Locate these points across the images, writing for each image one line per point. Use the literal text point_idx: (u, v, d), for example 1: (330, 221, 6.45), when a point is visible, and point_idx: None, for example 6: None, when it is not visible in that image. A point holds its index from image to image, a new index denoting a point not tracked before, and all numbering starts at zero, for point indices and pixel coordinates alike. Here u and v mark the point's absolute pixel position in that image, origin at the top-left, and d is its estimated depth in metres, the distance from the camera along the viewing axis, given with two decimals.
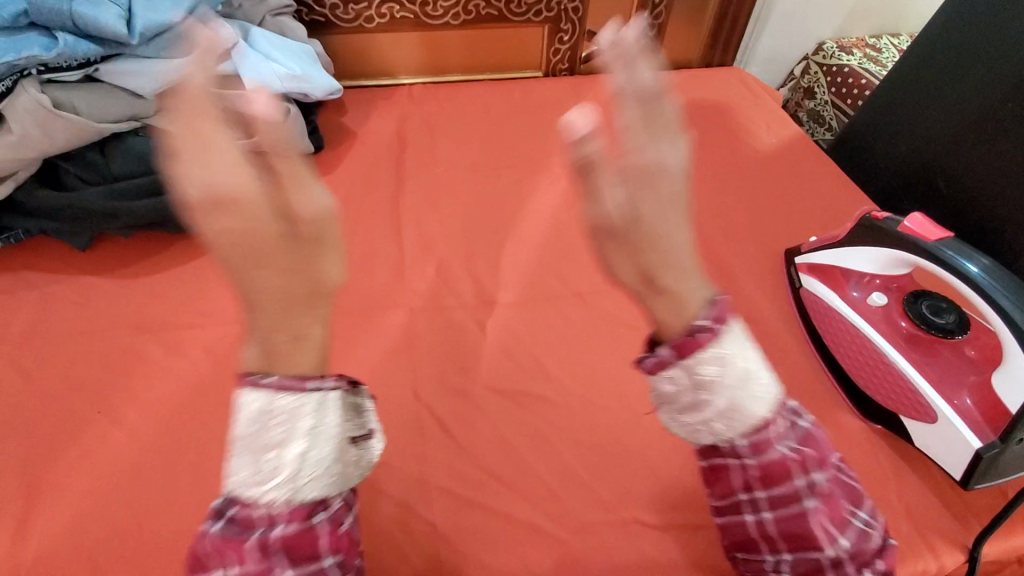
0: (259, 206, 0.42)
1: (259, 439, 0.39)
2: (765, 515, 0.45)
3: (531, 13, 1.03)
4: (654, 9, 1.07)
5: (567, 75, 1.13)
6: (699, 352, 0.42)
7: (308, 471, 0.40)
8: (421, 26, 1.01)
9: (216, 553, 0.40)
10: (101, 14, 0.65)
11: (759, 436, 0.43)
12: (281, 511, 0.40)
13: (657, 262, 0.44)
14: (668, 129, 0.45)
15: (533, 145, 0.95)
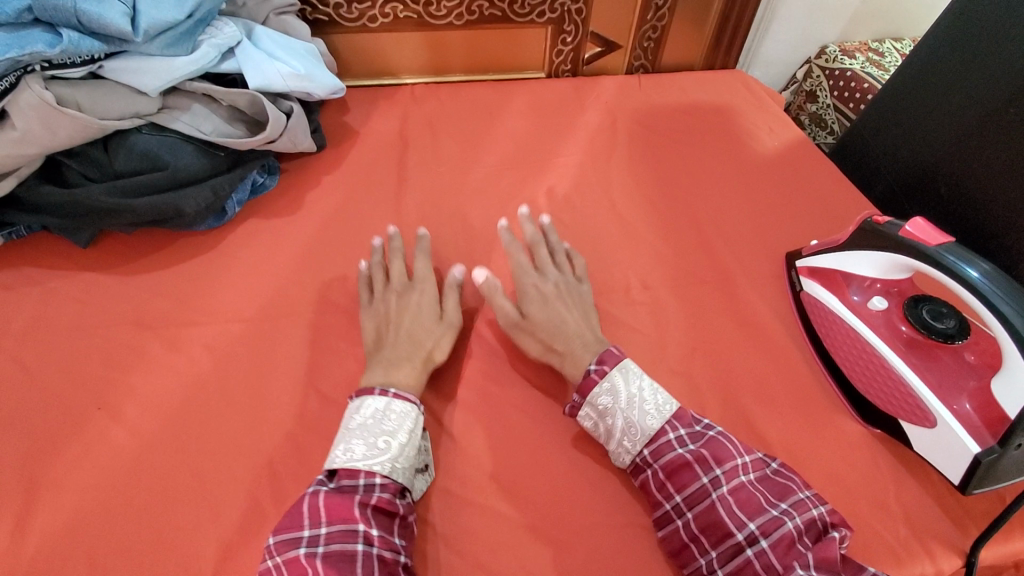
0: (408, 326, 0.66)
1: (374, 428, 0.56)
2: (685, 512, 0.54)
3: (535, 13, 1.03)
4: (658, 11, 1.06)
5: (569, 76, 1.13)
6: (595, 388, 0.60)
7: (402, 457, 0.55)
8: (424, 26, 1.01)
9: (322, 504, 0.51)
10: (105, 12, 0.64)
11: (659, 442, 0.57)
12: (379, 480, 0.54)
13: (561, 348, 0.64)
14: (553, 271, 0.73)
15: (534, 146, 0.95)
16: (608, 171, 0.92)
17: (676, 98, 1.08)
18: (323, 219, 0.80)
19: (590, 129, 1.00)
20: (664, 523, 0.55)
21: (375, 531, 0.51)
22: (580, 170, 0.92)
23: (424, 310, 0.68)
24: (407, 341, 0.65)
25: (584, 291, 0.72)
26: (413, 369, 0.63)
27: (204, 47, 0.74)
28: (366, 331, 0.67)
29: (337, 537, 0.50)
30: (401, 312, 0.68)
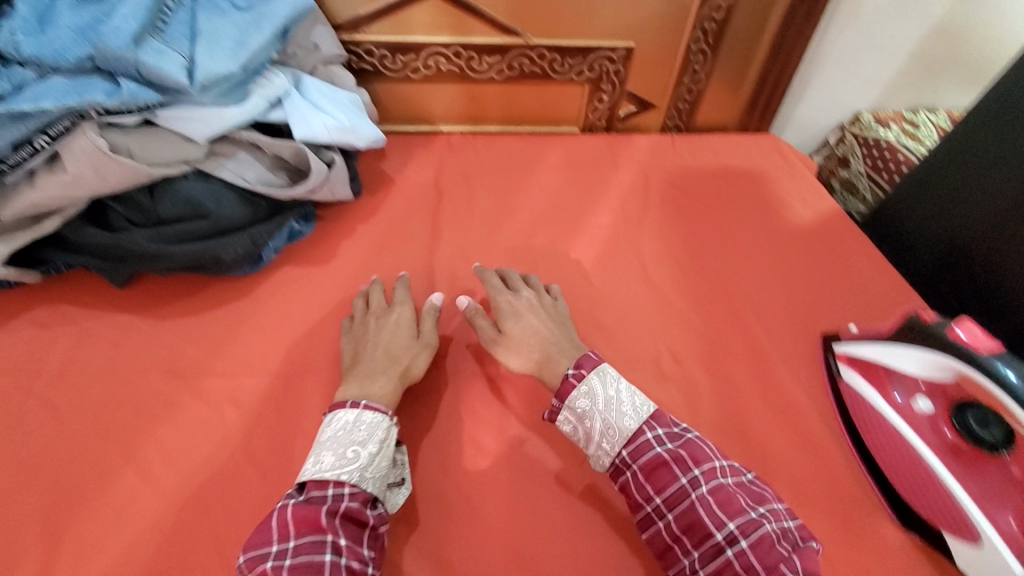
0: (379, 340, 0.68)
1: (343, 439, 0.58)
2: (665, 514, 0.57)
3: (574, 72, 1.04)
4: (695, 75, 1.07)
5: (603, 132, 1.14)
6: (573, 392, 0.63)
7: (371, 469, 0.56)
8: (464, 79, 1.03)
9: (291, 516, 0.52)
10: (163, 63, 0.66)
11: (636, 445, 0.60)
12: (347, 490, 0.55)
13: (544, 359, 0.68)
14: (524, 287, 0.76)
15: (567, 204, 0.96)
16: (641, 234, 0.91)
17: (709, 161, 1.09)
18: (356, 270, 0.80)
19: (623, 188, 1.00)
20: (646, 526, 0.58)
21: (343, 541, 0.52)
22: (612, 231, 0.92)
23: (397, 328, 0.70)
24: (384, 354, 0.67)
25: (559, 304, 0.75)
26: (390, 377, 0.65)
27: (254, 97, 0.76)
28: (344, 352, 0.68)
29: (304, 549, 0.50)
30: (379, 331, 0.69)
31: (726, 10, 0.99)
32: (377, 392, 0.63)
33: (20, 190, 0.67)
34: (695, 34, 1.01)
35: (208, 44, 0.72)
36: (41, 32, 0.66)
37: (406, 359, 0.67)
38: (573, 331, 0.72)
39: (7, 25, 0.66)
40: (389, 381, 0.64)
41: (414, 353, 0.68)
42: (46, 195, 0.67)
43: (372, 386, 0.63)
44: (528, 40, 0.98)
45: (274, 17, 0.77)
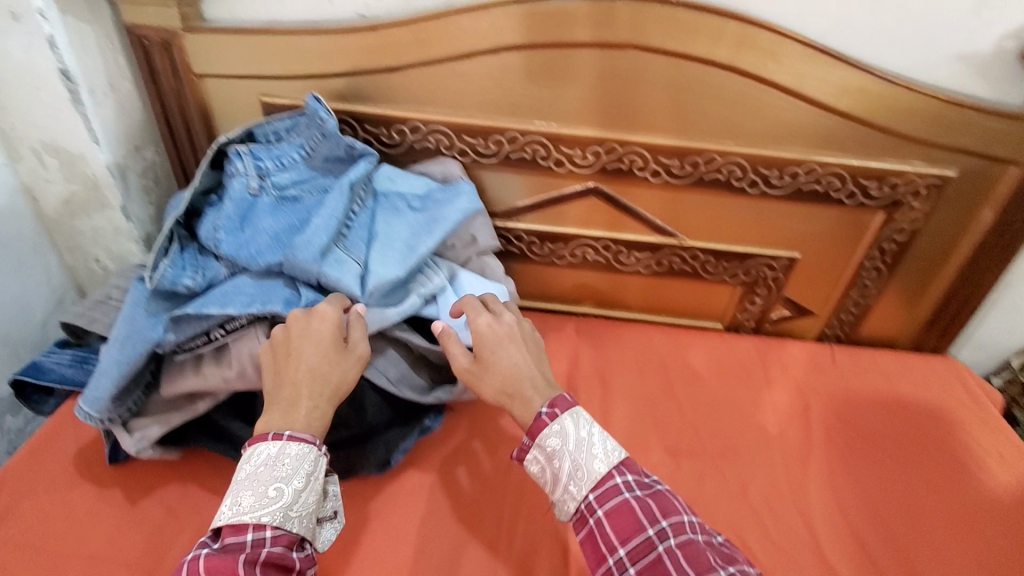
0: (306, 355, 0.62)
1: (264, 476, 0.56)
2: (630, 567, 0.54)
3: (727, 274, 0.98)
4: (863, 290, 0.98)
5: (750, 333, 1.04)
6: (544, 430, 0.61)
7: (297, 508, 0.55)
8: (609, 268, 1.00)
9: (204, 566, 0.50)
10: (343, 275, 0.70)
11: (603, 489, 0.58)
12: (270, 534, 0.53)
13: (514, 394, 0.65)
14: (502, 313, 0.72)
15: (713, 425, 0.85)
16: (806, 486, 0.79)
17: (875, 387, 0.95)
18: (485, 489, 0.74)
19: (778, 414, 0.88)
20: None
21: None
22: (768, 472, 0.80)
23: (324, 342, 0.63)
24: (315, 371, 0.61)
25: (536, 336, 0.73)
26: (324, 398, 0.60)
27: (412, 296, 0.75)
28: (269, 366, 0.63)
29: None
30: (306, 344, 0.62)
31: (909, 233, 0.91)
32: (309, 417, 0.59)
33: (183, 375, 0.69)
34: (871, 251, 0.93)
35: (382, 249, 0.75)
36: (239, 232, 0.72)
37: (339, 378, 0.62)
38: (547, 366, 0.70)
39: (212, 222, 0.72)
40: (324, 406, 0.60)
41: (349, 371, 0.63)
42: (205, 383, 0.68)
43: (300, 415, 0.59)
44: (683, 241, 0.94)
45: (445, 221, 0.80)
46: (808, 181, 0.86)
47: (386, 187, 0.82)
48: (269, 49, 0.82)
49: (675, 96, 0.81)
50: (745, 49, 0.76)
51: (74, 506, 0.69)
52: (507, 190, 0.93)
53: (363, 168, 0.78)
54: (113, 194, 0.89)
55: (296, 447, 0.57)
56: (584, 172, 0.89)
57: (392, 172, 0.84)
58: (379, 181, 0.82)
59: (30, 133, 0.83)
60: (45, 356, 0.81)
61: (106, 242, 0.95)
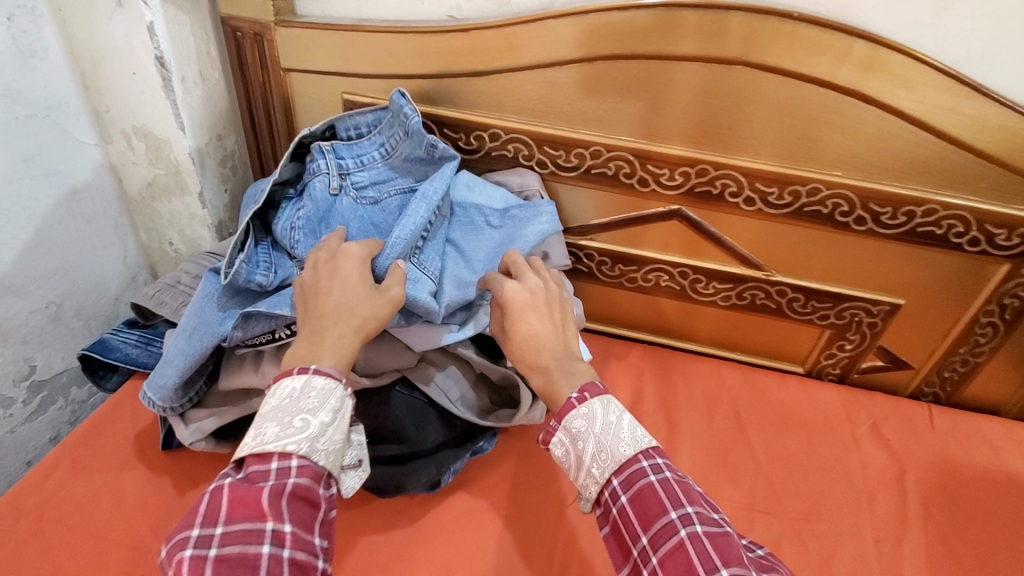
0: (330, 292, 0.60)
1: (290, 407, 0.52)
2: (653, 560, 0.49)
3: (816, 315, 0.89)
4: (975, 347, 0.87)
5: (835, 382, 0.95)
6: (571, 412, 0.57)
7: (323, 442, 0.51)
8: (684, 296, 0.93)
9: (226, 497, 0.47)
10: (419, 291, 0.65)
11: (627, 474, 0.53)
12: (295, 464, 0.49)
13: (546, 369, 0.62)
14: (523, 276, 0.68)
15: (792, 483, 0.77)
16: (900, 565, 0.69)
17: (981, 461, 0.84)
18: (536, 521, 0.69)
19: (868, 479, 0.79)
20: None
21: (287, 527, 0.47)
22: (854, 544, 0.71)
23: (350, 282, 0.61)
24: (340, 308, 0.59)
25: (563, 295, 0.69)
26: (349, 333, 0.58)
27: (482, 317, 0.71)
28: (297, 306, 0.62)
29: (236, 536, 0.45)
30: (331, 282, 0.61)
31: None
32: (340, 352, 0.57)
33: (245, 369, 0.67)
34: (989, 305, 0.83)
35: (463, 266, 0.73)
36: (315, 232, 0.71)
37: (362, 315, 0.59)
38: (574, 334, 0.66)
39: (289, 219, 0.71)
40: (351, 342, 0.58)
41: (373, 309, 0.60)
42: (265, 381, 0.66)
43: (326, 344, 0.57)
44: (771, 275, 0.87)
45: (525, 243, 0.75)
46: (925, 222, 0.78)
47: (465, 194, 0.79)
48: (356, 47, 0.81)
49: (784, 121, 0.74)
50: (870, 73, 0.69)
51: (124, 492, 0.68)
52: (582, 207, 0.88)
53: (445, 172, 0.74)
54: (193, 180, 0.90)
55: (323, 383, 0.54)
56: (671, 193, 0.83)
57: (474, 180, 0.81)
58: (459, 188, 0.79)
59: (124, 116, 0.86)
60: (113, 334, 0.82)
61: (180, 226, 0.96)
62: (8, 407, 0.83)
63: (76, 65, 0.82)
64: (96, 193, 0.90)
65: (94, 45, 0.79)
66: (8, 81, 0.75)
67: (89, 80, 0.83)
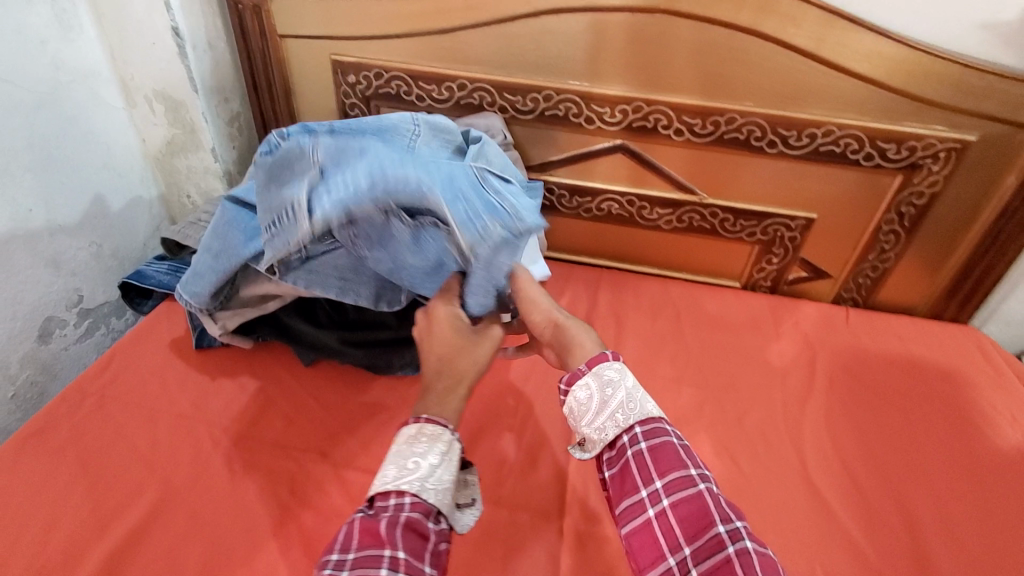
0: (433, 345, 0.61)
1: (404, 452, 0.52)
2: (665, 506, 0.49)
3: (745, 233, 1.04)
4: (881, 253, 1.01)
5: (767, 292, 1.10)
6: (604, 362, 0.57)
7: (435, 477, 0.50)
8: (632, 224, 1.08)
9: (349, 532, 0.47)
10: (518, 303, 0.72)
11: (652, 430, 0.53)
12: (408, 501, 0.48)
13: (573, 324, 0.64)
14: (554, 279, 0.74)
15: (717, 365, 0.92)
16: (802, 416, 0.83)
17: (891, 347, 0.97)
18: (501, 393, 0.84)
19: (784, 361, 0.93)
20: (633, 514, 0.50)
21: (402, 555, 0.45)
22: (765, 405, 0.85)
23: (449, 331, 0.62)
24: (442, 357, 0.60)
25: None
26: (455, 384, 0.58)
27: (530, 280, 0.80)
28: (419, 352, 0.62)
29: (361, 564, 0.44)
30: (431, 332, 0.63)
31: (928, 197, 0.93)
32: (444, 395, 0.57)
33: (262, 278, 0.79)
34: (889, 214, 0.97)
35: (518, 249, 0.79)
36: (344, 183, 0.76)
37: (460, 361, 0.59)
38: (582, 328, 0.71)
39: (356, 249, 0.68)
40: (456, 390, 0.57)
41: (473, 355, 0.60)
42: (280, 288, 0.79)
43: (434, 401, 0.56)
44: (703, 199, 1.01)
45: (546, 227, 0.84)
46: (826, 142, 0.91)
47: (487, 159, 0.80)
48: (341, 14, 0.96)
49: (701, 60, 0.88)
50: (767, 13, 0.83)
51: (165, 378, 0.82)
52: (540, 146, 1.03)
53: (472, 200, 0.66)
54: (206, 137, 1.05)
55: (432, 428, 0.53)
56: (612, 130, 0.97)
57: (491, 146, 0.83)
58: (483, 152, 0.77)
59: (144, 82, 1.01)
60: (148, 266, 0.97)
61: (196, 180, 1.11)
62: (62, 327, 0.98)
63: (104, 39, 0.97)
64: (123, 150, 1.05)
65: (120, 18, 0.94)
66: (54, 52, 0.90)
67: (116, 52, 0.98)
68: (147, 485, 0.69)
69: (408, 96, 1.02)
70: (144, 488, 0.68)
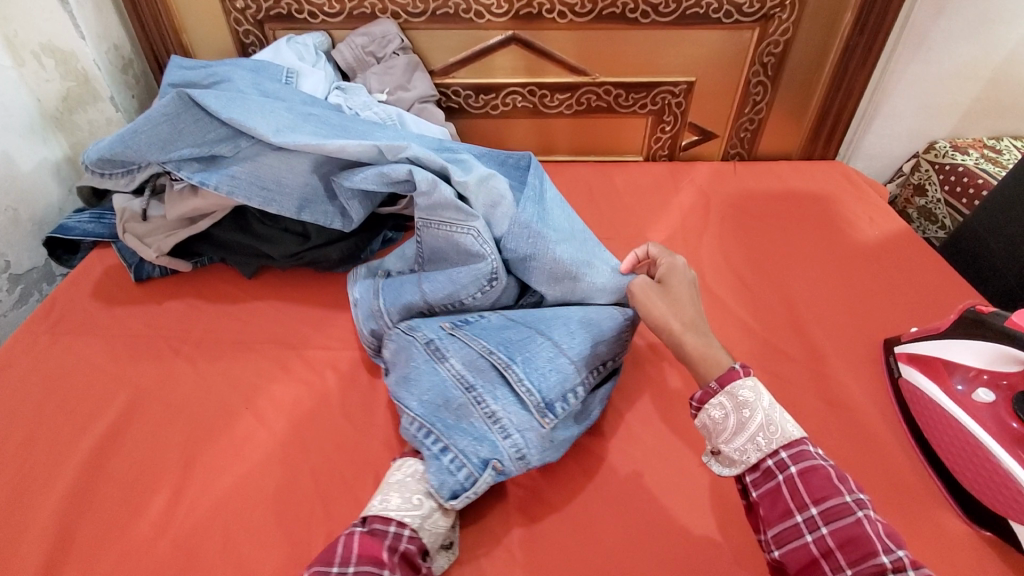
0: None
1: (412, 484, 0.57)
2: (825, 533, 0.48)
3: (637, 106, 1.14)
4: (755, 106, 1.15)
5: (666, 161, 1.23)
6: (738, 380, 0.55)
7: (430, 518, 0.55)
8: (537, 114, 1.16)
9: (355, 545, 0.51)
10: (546, 381, 0.63)
11: (801, 452, 0.52)
12: (407, 533, 0.54)
13: (693, 345, 0.61)
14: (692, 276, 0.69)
15: (626, 221, 1.03)
16: (700, 247, 0.96)
17: (771, 185, 1.11)
18: None
19: (683, 209, 1.05)
20: (789, 539, 0.49)
21: None
22: (669, 243, 0.97)
23: None
24: None
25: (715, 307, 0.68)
26: None
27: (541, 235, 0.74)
28: None
29: None
30: None
31: (783, 45, 1.06)
32: None
33: (186, 197, 0.84)
34: (754, 67, 1.09)
35: (535, 244, 0.73)
36: (299, 120, 0.81)
37: None
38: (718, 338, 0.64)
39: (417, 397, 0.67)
40: None
41: None
42: (206, 202, 0.83)
43: None
44: (595, 78, 1.10)
45: (553, 216, 0.78)
46: (689, 5, 1.01)
47: (542, 262, 0.73)
48: None
49: None
50: None
51: (112, 310, 0.85)
52: (437, 48, 1.08)
53: (466, 357, 0.65)
54: (101, 84, 1.04)
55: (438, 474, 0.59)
56: (501, 21, 1.03)
57: (531, 228, 0.73)
58: (547, 262, 0.72)
59: (30, 36, 0.91)
60: (68, 219, 0.95)
61: (99, 135, 1.06)
62: None
63: None
64: (15, 109, 0.90)
65: None
66: None
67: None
68: (116, 393, 0.73)
69: (299, 14, 1.05)
70: (113, 395, 0.73)
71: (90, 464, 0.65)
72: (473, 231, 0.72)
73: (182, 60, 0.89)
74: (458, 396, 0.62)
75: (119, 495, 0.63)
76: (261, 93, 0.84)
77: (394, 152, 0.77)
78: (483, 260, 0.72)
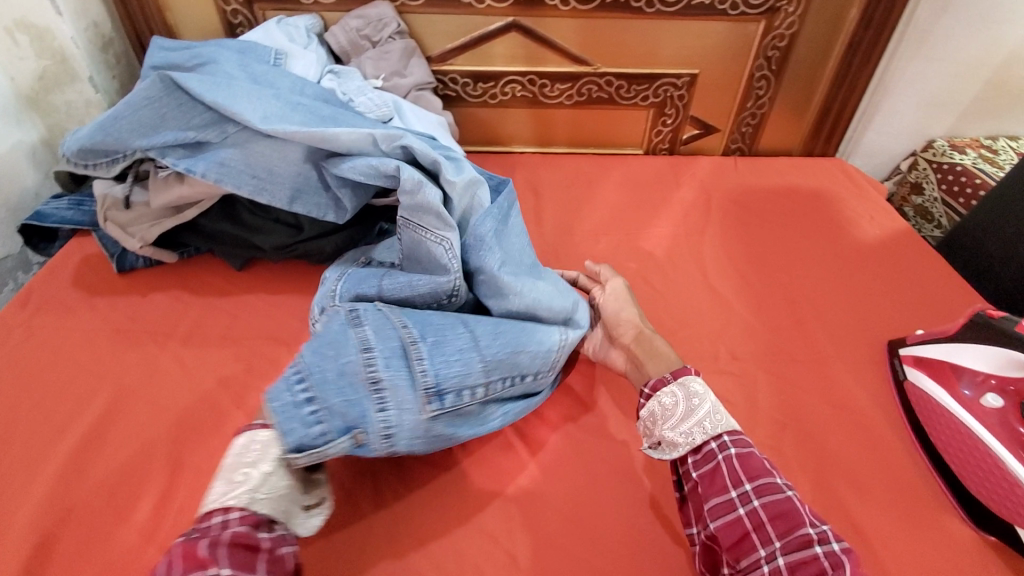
0: None
1: (233, 464, 0.51)
2: (755, 504, 0.51)
3: (639, 98, 1.12)
4: (757, 100, 1.13)
5: (666, 155, 1.21)
6: (688, 375, 0.60)
7: (263, 490, 0.50)
8: (536, 104, 1.13)
9: (175, 554, 0.45)
10: (450, 369, 0.60)
11: (738, 440, 0.56)
12: (235, 516, 0.48)
13: (653, 345, 0.70)
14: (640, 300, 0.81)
15: (626, 216, 1.01)
16: (702, 244, 0.95)
17: (772, 181, 1.10)
18: None
19: (684, 204, 1.04)
20: (722, 512, 0.52)
21: (227, 569, 0.45)
22: (671, 239, 0.96)
23: None
24: None
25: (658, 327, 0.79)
26: None
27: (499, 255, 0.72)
28: None
29: None
30: None
31: (788, 39, 1.05)
32: None
33: (171, 184, 0.79)
34: (758, 61, 1.07)
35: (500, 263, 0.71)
36: (287, 109, 0.76)
37: None
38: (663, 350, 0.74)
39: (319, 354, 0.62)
40: None
41: None
42: (192, 190, 0.79)
43: None
44: (596, 68, 1.08)
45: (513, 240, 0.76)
46: None
47: (489, 278, 0.70)
48: None
49: None
50: None
51: (94, 302, 0.81)
52: (434, 33, 1.04)
53: (381, 327, 0.61)
54: (81, 64, 0.97)
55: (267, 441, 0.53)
56: (502, 7, 1.00)
57: (485, 243, 0.72)
58: (502, 280, 0.69)
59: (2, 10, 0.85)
60: (45, 205, 0.91)
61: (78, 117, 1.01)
62: None
63: None
64: None
65: None
66: None
67: None
68: (99, 390, 0.70)
69: None
70: (95, 392, 0.70)
71: (71, 465, 0.62)
72: (445, 243, 0.69)
73: (163, 41, 0.84)
74: (353, 354, 0.57)
75: (103, 498, 0.60)
76: (249, 77, 0.80)
77: (390, 141, 0.74)
78: (446, 275, 0.69)
